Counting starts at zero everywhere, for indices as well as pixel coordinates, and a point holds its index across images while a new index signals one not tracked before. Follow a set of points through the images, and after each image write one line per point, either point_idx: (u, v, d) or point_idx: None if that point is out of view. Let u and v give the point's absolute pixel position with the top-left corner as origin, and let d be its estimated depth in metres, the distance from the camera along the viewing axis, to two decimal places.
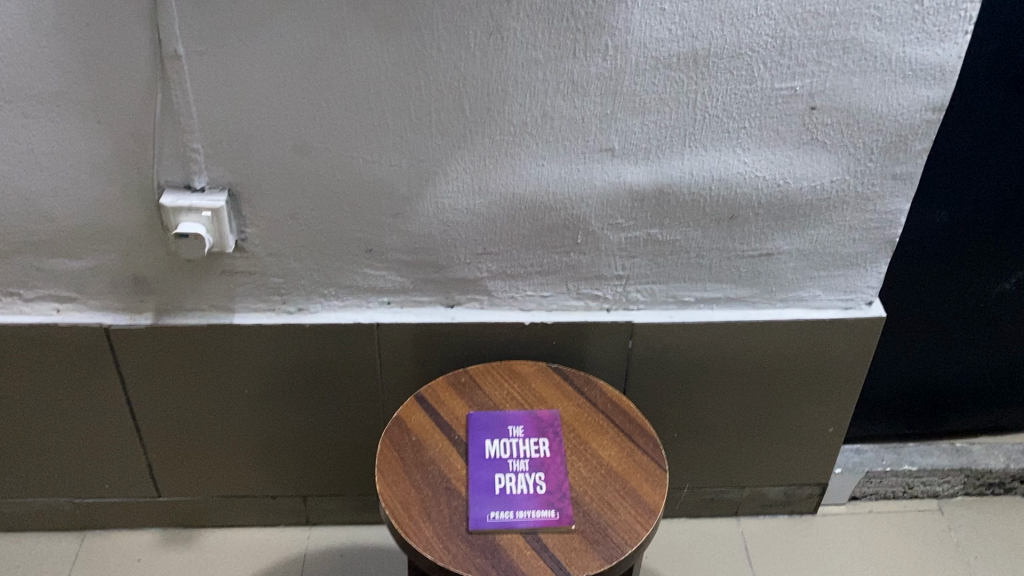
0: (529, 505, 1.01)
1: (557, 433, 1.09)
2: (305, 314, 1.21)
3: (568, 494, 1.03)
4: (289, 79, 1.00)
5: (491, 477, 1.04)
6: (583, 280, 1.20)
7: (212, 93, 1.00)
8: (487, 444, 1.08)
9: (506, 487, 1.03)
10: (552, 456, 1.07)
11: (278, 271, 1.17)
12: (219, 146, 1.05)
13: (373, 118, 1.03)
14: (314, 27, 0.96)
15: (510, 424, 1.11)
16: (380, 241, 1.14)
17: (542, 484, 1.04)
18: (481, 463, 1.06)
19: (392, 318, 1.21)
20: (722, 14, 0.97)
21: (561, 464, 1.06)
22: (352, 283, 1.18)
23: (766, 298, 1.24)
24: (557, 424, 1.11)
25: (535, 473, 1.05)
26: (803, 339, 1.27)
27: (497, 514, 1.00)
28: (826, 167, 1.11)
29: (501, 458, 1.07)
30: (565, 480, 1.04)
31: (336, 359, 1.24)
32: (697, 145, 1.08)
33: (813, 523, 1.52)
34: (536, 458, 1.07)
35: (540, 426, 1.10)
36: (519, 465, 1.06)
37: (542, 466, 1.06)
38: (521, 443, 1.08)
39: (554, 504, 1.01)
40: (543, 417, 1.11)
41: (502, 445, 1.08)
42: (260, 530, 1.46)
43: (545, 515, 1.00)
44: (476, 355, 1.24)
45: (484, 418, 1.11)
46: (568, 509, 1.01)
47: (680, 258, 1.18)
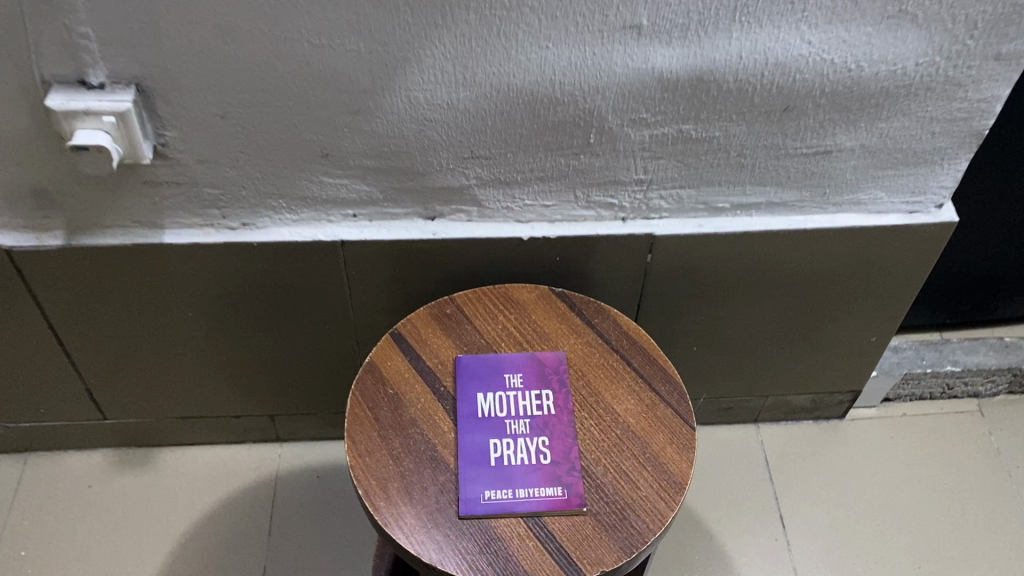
0: (531, 483, 0.84)
1: (564, 384, 0.91)
2: (253, 231, 0.99)
3: (579, 466, 0.85)
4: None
5: (485, 444, 0.86)
6: (595, 187, 0.97)
7: None
8: (479, 399, 0.89)
9: (504, 457, 0.86)
10: (558, 415, 0.89)
11: (215, 182, 0.93)
12: (116, 31, 0.78)
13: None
14: None
15: (507, 373, 0.92)
16: (340, 144, 0.90)
17: (547, 453, 0.86)
18: (472, 425, 0.88)
19: (360, 234, 0.99)
20: None
21: (569, 425, 0.88)
22: (308, 194, 0.95)
23: (816, 203, 1.01)
24: (563, 371, 0.92)
25: (538, 438, 0.87)
26: (854, 248, 1.06)
27: (493, 494, 0.83)
28: (913, 47, 0.85)
29: (497, 418, 0.88)
30: (574, 447, 0.86)
31: (296, 279, 1.03)
32: (751, 20, 0.82)
33: (840, 428, 1.37)
34: (539, 417, 0.89)
35: (543, 374, 0.92)
36: (519, 427, 0.88)
37: (547, 428, 0.88)
38: (521, 398, 0.90)
39: (562, 481, 0.84)
40: (547, 363, 0.92)
41: (497, 400, 0.89)
42: (225, 449, 1.30)
43: (551, 494, 0.83)
44: (462, 273, 1.04)
45: (476, 365, 0.92)
46: (579, 487, 0.84)
47: (717, 158, 0.95)
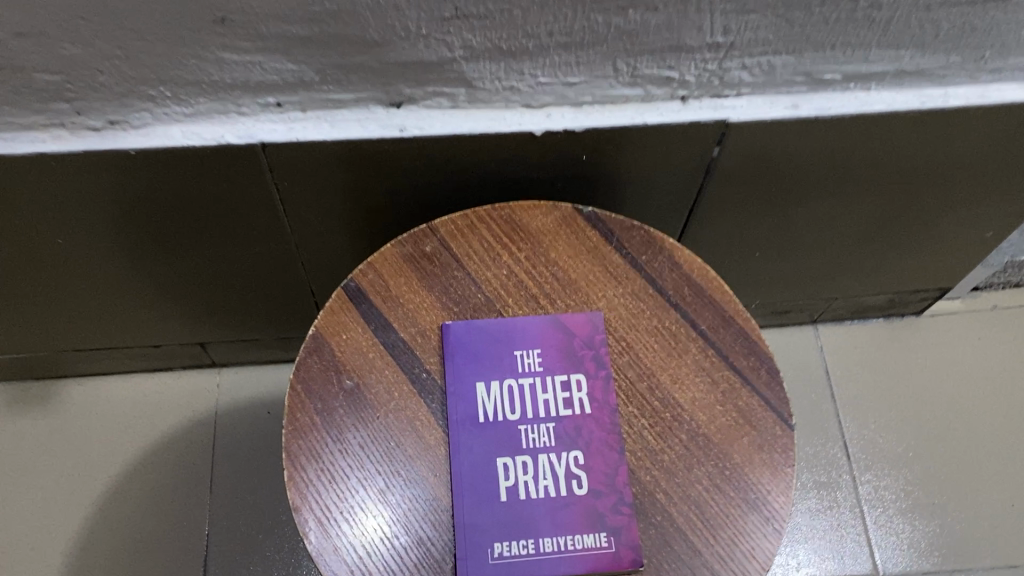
0: (561, 528, 0.58)
1: (602, 368, 0.63)
2: (127, 132, 0.66)
3: (629, 498, 0.59)
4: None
5: (491, 467, 0.60)
6: (645, 55, 0.63)
7: None
8: (480, 395, 0.62)
9: (519, 487, 0.59)
10: (596, 417, 0.61)
11: (50, 65, 0.59)
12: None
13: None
14: None
15: (520, 352, 0.63)
16: (239, 3, 0.54)
17: (582, 478, 0.59)
18: (471, 436, 0.60)
19: (289, 135, 0.66)
20: None
21: (612, 432, 0.61)
22: (203, 77, 0.61)
23: (965, 70, 0.68)
24: (601, 345, 0.63)
25: (567, 453, 0.60)
26: (1003, 131, 0.74)
27: (507, 549, 0.57)
28: None
29: (507, 424, 0.61)
30: (621, 466, 0.60)
31: (207, 193, 0.72)
32: None
33: (917, 326, 1.11)
34: (569, 421, 0.61)
35: (572, 352, 0.63)
36: (540, 437, 0.61)
37: (580, 438, 0.61)
38: (540, 390, 0.62)
39: (606, 524, 0.58)
40: (576, 334, 0.64)
41: (506, 395, 0.62)
42: (148, 379, 1.02)
43: (589, 548, 0.58)
44: (446, 176, 0.72)
45: (473, 341, 0.63)
46: (630, 534, 0.58)
47: (840, 10, 0.60)
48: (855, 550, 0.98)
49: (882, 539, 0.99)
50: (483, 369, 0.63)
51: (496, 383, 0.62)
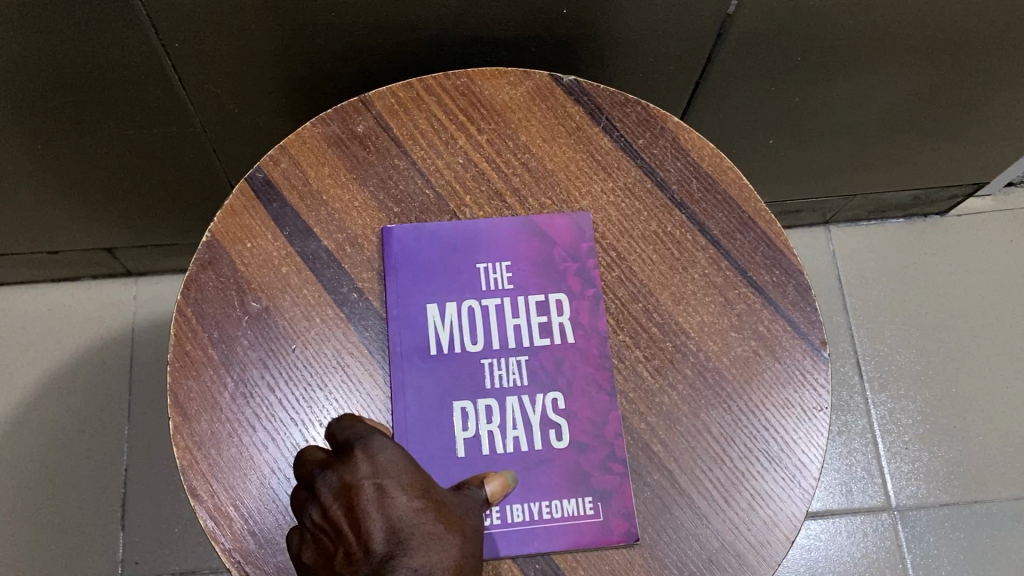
0: (534, 492, 0.45)
1: (590, 286, 0.49)
2: None
3: (623, 453, 0.46)
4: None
5: (446, 414, 0.46)
6: None
7: None
8: (432, 322, 0.48)
9: (480, 439, 0.46)
10: (582, 349, 0.48)
11: None
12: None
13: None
14: None
15: (484, 265, 0.49)
16: None
17: (562, 428, 0.46)
18: (420, 375, 0.47)
19: None
20: None
21: (602, 368, 0.47)
22: None
23: None
24: (589, 257, 0.49)
25: (543, 396, 0.47)
26: None
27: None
28: None
29: (467, 358, 0.47)
30: (612, 414, 0.47)
31: (78, 56, 0.55)
32: None
33: (941, 226, 0.98)
34: (546, 354, 0.48)
35: (552, 265, 0.49)
36: (509, 375, 0.47)
37: (560, 376, 0.47)
38: (510, 314, 0.48)
39: (592, 487, 0.45)
40: (557, 242, 0.49)
41: (466, 320, 0.48)
42: (50, 289, 0.86)
43: (570, 517, 0.45)
44: (387, 35, 0.56)
45: (422, 250, 0.49)
46: (623, 499, 0.45)
47: None
48: (866, 481, 0.87)
49: (895, 468, 0.88)
50: (436, 288, 0.48)
51: (452, 306, 0.48)
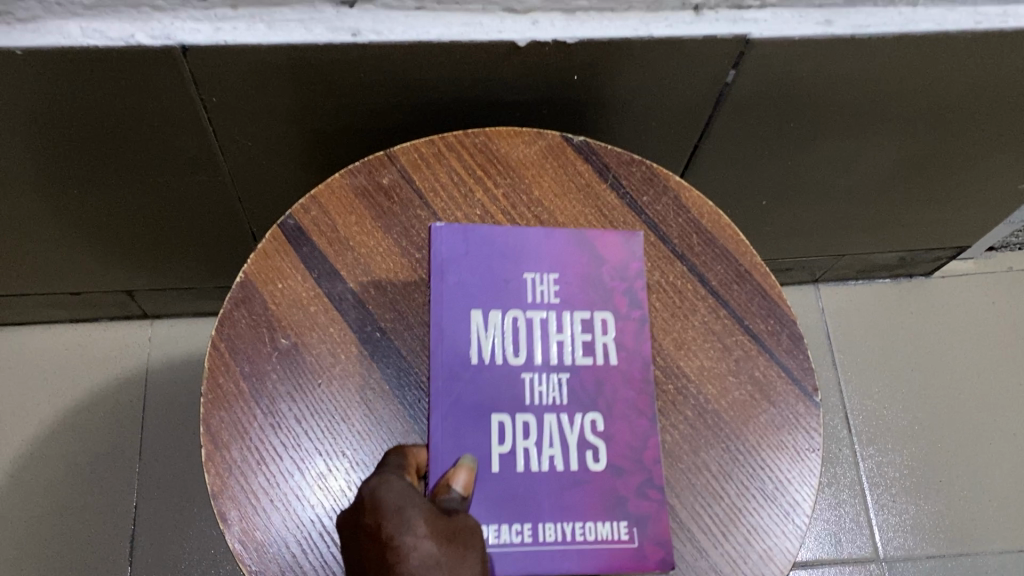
0: (567, 514, 0.45)
1: (636, 307, 0.50)
2: (12, 30, 0.52)
3: (659, 480, 0.47)
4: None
5: (482, 426, 0.46)
6: None
7: None
8: (477, 330, 0.47)
9: (517, 454, 0.46)
10: (625, 372, 0.48)
11: None
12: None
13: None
14: None
15: (531, 274, 0.49)
16: None
17: (600, 449, 0.47)
18: (460, 384, 0.46)
19: (215, 37, 0.53)
20: None
21: (641, 393, 0.48)
22: None
23: None
24: (636, 278, 0.50)
25: (582, 416, 0.47)
26: None
27: (497, 536, 0.44)
28: None
29: (508, 370, 0.47)
30: (648, 437, 0.47)
31: (121, 109, 0.59)
32: None
33: (926, 288, 1.02)
34: (588, 374, 0.48)
35: (598, 281, 0.50)
36: (549, 393, 0.47)
37: (601, 398, 0.48)
38: (554, 329, 0.48)
39: (627, 513, 0.46)
40: (607, 259, 0.50)
41: (512, 332, 0.48)
42: (67, 329, 0.89)
43: (603, 541, 0.45)
44: (410, 95, 0.60)
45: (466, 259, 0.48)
46: (658, 526, 0.46)
47: None
48: (855, 532, 0.90)
49: (883, 520, 0.90)
50: (484, 294, 0.48)
51: (498, 314, 0.48)
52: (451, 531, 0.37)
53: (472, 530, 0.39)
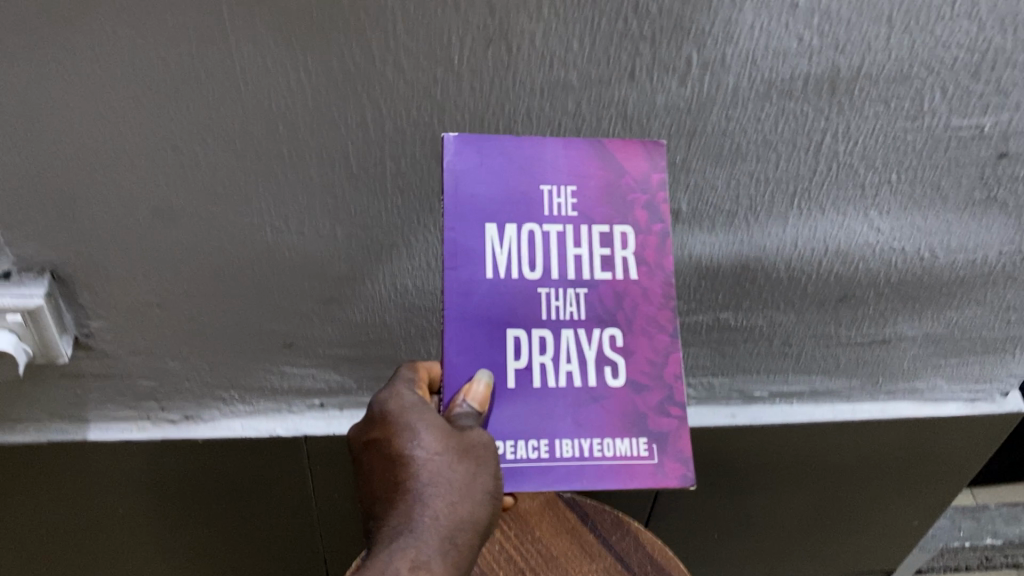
0: (588, 430, 0.53)
1: (655, 221, 0.55)
2: (198, 424, 0.81)
3: (678, 396, 0.54)
4: (119, 72, 0.54)
5: (504, 340, 0.53)
6: None
7: (25, 150, 0.58)
8: (494, 246, 0.53)
9: (536, 369, 0.54)
10: (642, 289, 0.55)
11: (152, 373, 0.76)
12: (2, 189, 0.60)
13: (288, 151, 0.60)
14: (190, 47, 0.53)
15: (549, 188, 0.54)
16: (306, 333, 0.74)
17: (618, 365, 0.54)
18: (481, 298, 0.53)
19: (328, 429, 0.81)
20: (895, 13, 0.56)
21: (662, 309, 0.55)
22: (268, 385, 0.79)
23: (866, 390, 0.86)
24: (657, 189, 0.55)
25: (600, 332, 0.54)
26: (909, 439, 0.91)
27: (518, 450, 0.53)
28: (998, 236, 0.71)
29: (526, 284, 0.54)
30: (662, 356, 0.54)
31: (255, 474, 0.86)
32: (812, 206, 0.67)
33: None
34: (605, 288, 0.54)
35: (617, 198, 0.55)
36: (564, 306, 0.54)
37: (618, 313, 0.54)
38: (573, 243, 0.54)
39: (648, 428, 0.54)
40: (626, 171, 0.55)
41: (530, 244, 0.54)
42: None
43: (623, 454, 0.53)
44: None
45: (484, 178, 0.54)
46: (675, 442, 0.54)
47: (757, 346, 0.80)
48: None
49: None
50: (502, 211, 0.54)
51: (513, 228, 0.54)
52: (460, 446, 0.50)
53: (486, 445, 0.51)
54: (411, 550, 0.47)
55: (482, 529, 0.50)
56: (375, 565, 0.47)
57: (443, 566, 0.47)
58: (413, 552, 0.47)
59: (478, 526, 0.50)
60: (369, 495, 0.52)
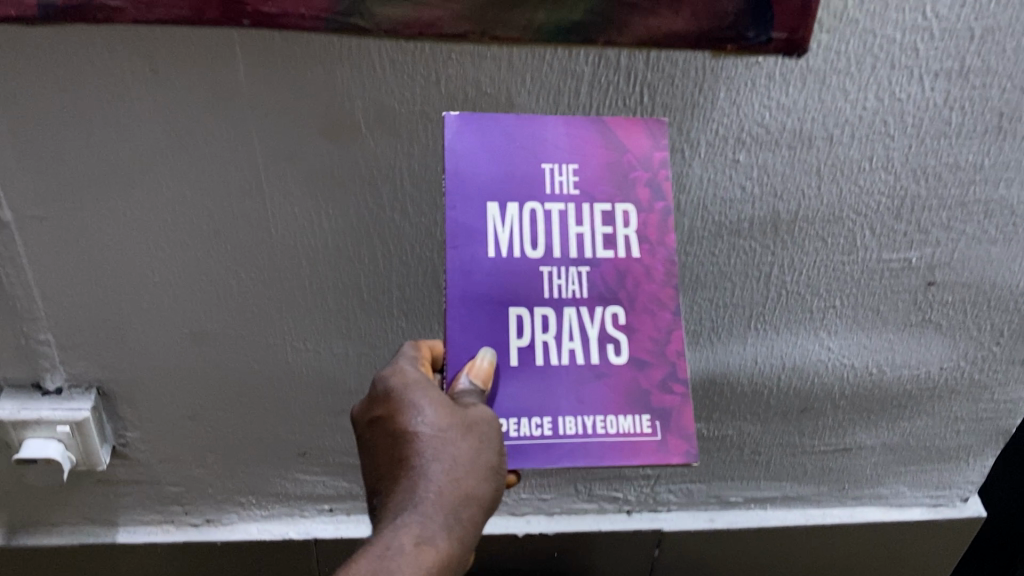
0: (590, 407, 0.54)
1: (657, 200, 0.55)
2: (216, 527, 0.88)
3: (680, 371, 0.54)
4: (170, 217, 0.65)
5: (506, 318, 0.53)
6: (597, 481, 0.89)
7: (85, 282, 0.68)
8: (496, 225, 0.54)
9: (539, 346, 0.54)
10: (644, 268, 0.55)
11: (178, 479, 0.84)
12: (63, 315, 0.70)
13: (309, 282, 0.70)
14: (229, 196, 0.64)
15: (550, 167, 0.55)
16: (318, 442, 0.82)
17: (620, 343, 0.54)
18: (483, 277, 0.53)
19: (336, 531, 0.88)
20: (823, 167, 0.66)
21: (664, 288, 0.55)
22: (282, 490, 0.86)
23: (834, 496, 0.93)
24: (658, 169, 0.56)
25: (602, 310, 0.54)
26: (879, 543, 0.97)
27: (521, 429, 0.53)
28: (937, 353, 0.80)
29: (528, 264, 0.54)
30: (663, 333, 0.55)
31: None
32: (768, 328, 0.76)
33: None
34: (608, 267, 0.55)
35: (619, 177, 0.55)
36: (567, 284, 0.54)
37: (619, 291, 0.55)
38: (575, 222, 0.55)
39: (650, 405, 0.54)
40: (628, 149, 0.55)
41: (533, 221, 0.54)
42: None
43: (625, 431, 0.54)
44: None
45: (486, 161, 0.54)
46: (678, 419, 0.54)
47: (730, 454, 0.88)
48: None
49: None
50: (505, 190, 0.54)
51: (515, 207, 0.54)
52: (463, 423, 0.50)
53: (488, 422, 0.50)
54: (414, 526, 0.47)
55: (487, 503, 0.50)
56: (379, 541, 0.47)
57: (447, 542, 0.48)
58: (417, 528, 0.47)
59: (482, 501, 0.50)
60: (376, 473, 0.52)
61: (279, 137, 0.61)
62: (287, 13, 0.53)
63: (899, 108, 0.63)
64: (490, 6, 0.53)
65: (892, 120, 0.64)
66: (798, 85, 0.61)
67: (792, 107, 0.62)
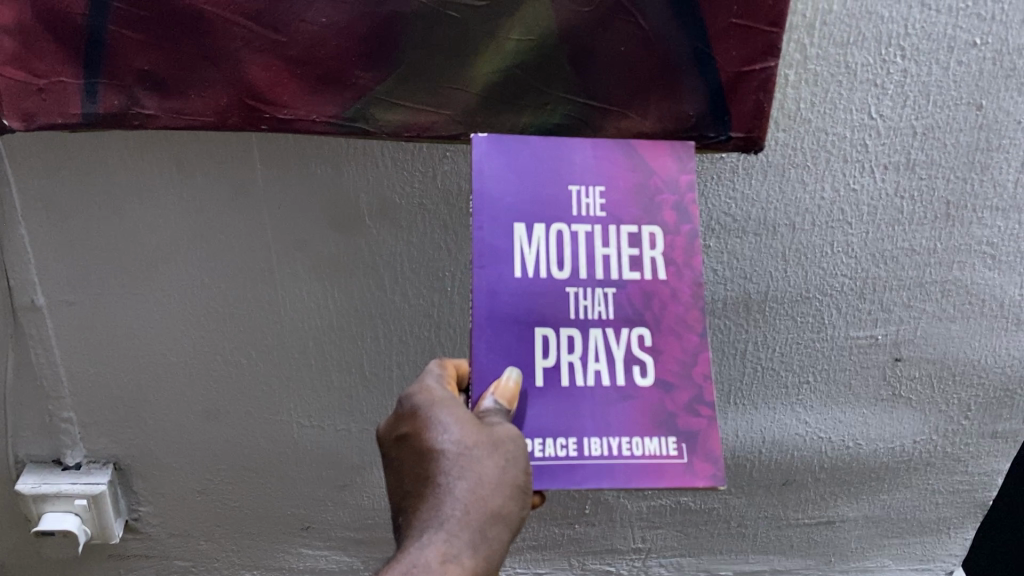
0: (616, 429, 0.52)
1: (682, 224, 0.55)
2: None
3: (707, 395, 0.53)
4: (189, 300, 0.70)
5: (532, 339, 0.53)
6: (590, 554, 0.92)
7: (108, 361, 0.73)
8: (522, 244, 0.53)
9: (565, 367, 0.53)
10: (670, 289, 0.54)
11: (186, 554, 0.87)
12: (86, 395, 0.75)
13: (316, 361, 0.75)
14: (244, 281, 0.70)
15: (577, 190, 0.55)
16: (321, 517, 0.85)
17: (647, 365, 0.53)
18: (509, 297, 0.53)
19: None
20: (787, 252, 0.72)
21: (690, 310, 0.54)
22: (286, 565, 0.89)
23: (822, 569, 0.96)
24: (684, 192, 0.56)
25: (628, 331, 0.53)
26: None
27: (545, 450, 0.51)
28: (909, 427, 0.84)
29: (555, 284, 0.53)
30: (691, 355, 0.53)
31: None
32: (746, 403, 0.81)
33: None
34: (634, 288, 0.54)
35: (646, 200, 0.55)
36: (594, 305, 0.54)
37: (645, 312, 0.54)
38: (602, 242, 0.54)
39: (677, 428, 0.52)
40: (654, 171, 0.56)
41: (560, 240, 0.54)
42: None
43: (653, 454, 0.52)
44: None
45: (511, 180, 0.54)
46: (706, 443, 0.52)
47: (718, 527, 0.91)
48: None
49: None
50: (530, 210, 0.54)
51: (541, 227, 0.54)
52: (488, 441, 0.48)
53: (514, 440, 0.49)
54: (439, 542, 0.45)
55: (514, 523, 0.48)
56: (403, 558, 0.45)
57: (474, 558, 0.46)
58: (442, 544, 0.45)
59: (509, 521, 0.48)
60: (399, 492, 0.50)
61: (290, 226, 0.67)
62: (299, 118, 0.59)
63: (853, 197, 0.69)
64: (479, 109, 0.60)
65: (848, 208, 0.70)
66: (759, 178, 0.68)
67: (754, 198, 0.69)
